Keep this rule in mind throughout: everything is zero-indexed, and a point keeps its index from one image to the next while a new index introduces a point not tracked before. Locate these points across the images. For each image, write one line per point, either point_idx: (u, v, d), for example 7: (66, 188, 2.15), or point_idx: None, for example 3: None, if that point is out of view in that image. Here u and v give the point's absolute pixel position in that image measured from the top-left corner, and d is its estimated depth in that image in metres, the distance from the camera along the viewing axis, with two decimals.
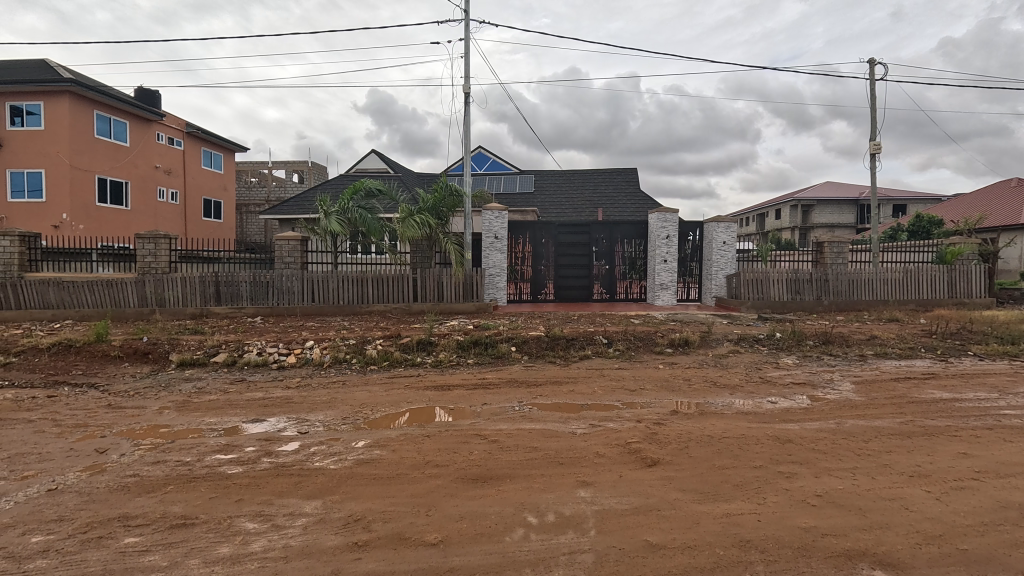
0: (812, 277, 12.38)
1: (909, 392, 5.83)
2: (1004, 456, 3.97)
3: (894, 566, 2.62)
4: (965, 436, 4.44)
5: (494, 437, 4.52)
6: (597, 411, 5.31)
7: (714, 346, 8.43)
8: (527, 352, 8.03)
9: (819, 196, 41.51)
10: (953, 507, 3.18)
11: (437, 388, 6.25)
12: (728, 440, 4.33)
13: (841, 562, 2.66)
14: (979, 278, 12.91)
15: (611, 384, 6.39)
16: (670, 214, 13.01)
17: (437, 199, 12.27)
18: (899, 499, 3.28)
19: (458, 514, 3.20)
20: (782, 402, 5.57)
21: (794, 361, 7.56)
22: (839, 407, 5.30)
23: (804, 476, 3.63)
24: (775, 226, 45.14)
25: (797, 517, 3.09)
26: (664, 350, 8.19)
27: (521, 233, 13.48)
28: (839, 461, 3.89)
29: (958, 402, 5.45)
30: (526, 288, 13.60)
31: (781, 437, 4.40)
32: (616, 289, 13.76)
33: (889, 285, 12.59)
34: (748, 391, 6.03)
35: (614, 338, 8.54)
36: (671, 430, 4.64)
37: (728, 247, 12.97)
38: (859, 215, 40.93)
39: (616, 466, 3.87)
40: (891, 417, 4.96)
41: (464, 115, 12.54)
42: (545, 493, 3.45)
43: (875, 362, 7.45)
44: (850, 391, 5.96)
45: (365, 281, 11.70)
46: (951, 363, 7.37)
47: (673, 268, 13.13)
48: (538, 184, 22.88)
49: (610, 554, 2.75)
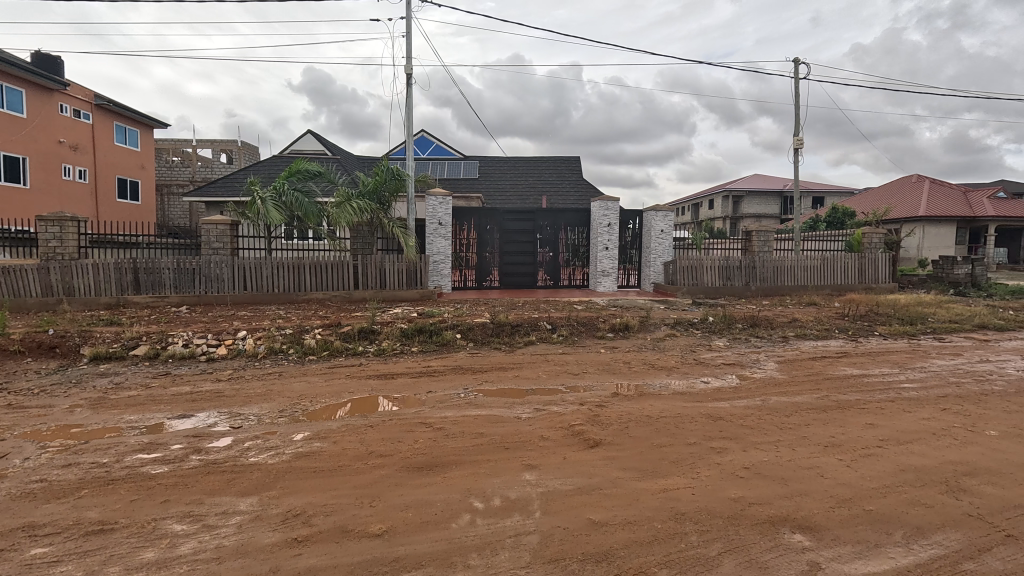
0: (741, 264, 13.13)
1: (825, 369, 6.37)
2: (903, 425, 4.41)
3: (811, 529, 2.85)
4: (870, 408, 4.89)
5: (440, 424, 4.49)
6: (541, 395, 5.41)
7: (652, 330, 8.79)
8: (472, 339, 8.00)
9: (748, 188, 43.94)
10: (861, 472, 3.50)
11: (380, 377, 6.13)
12: (665, 420, 4.54)
13: (766, 529, 2.86)
14: (884, 265, 14.17)
15: (555, 368, 6.53)
16: (612, 203, 13.31)
17: (378, 183, 11.98)
18: (816, 468, 3.57)
19: (405, 503, 3.16)
20: (713, 381, 5.92)
21: (725, 343, 8.03)
22: (764, 385, 5.71)
23: (734, 451, 3.87)
24: (709, 216, 47.47)
25: (728, 488, 3.29)
26: (606, 334, 8.44)
27: (465, 219, 13.39)
28: (764, 435, 4.17)
29: (865, 377, 6.00)
30: (471, 274, 13.56)
31: (713, 415, 4.67)
32: (560, 275, 13.98)
33: (808, 271, 13.57)
34: (682, 371, 6.37)
35: (558, 323, 8.69)
36: (613, 412, 4.80)
37: (666, 235, 13.50)
38: (782, 206, 43.79)
39: (560, 449, 3.96)
40: (809, 393, 5.39)
41: (407, 97, 12.19)
42: (491, 478, 3.47)
43: (795, 343, 8.06)
44: (774, 370, 6.43)
45: (302, 268, 11.21)
46: (859, 342, 8.09)
47: (614, 255, 13.49)
48: (482, 170, 22.72)
49: (555, 534, 2.81)
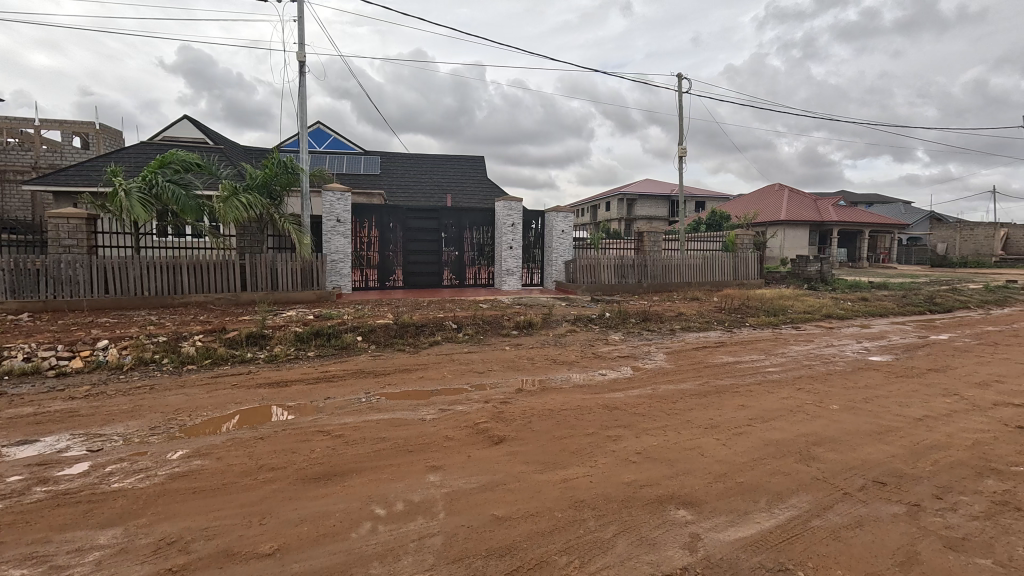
0: (634, 262, 14.05)
1: (706, 358, 7.03)
2: (767, 404, 5.00)
3: (693, 504, 3.13)
4: (742, 390, 5.50)
5: (339, 431, 4.28)
6: (446, 395, 5.37)
7: (554, 326, 9.11)
8: (374, 341, 7.73)
9: (641, 192, 47.12)
10: (734, 448, 3.91)
11: (272, 385, 5.70)
12: (565, 412, 4.73)
13: (655, 507, 3.09)
14: (753, 263, 15.96)
15: (460, 368, 6.52)
16: (515, 203, 13.58)
17: (268, 176, 11.14)
18: (697, 448, 3.93)
19: (299, 517, 2.97)
20: (610, 373, 6.29)
21: (620, 337, 8.55)
22: (654, 374, 6.17)
23: (627, 437, 4.14)
24: (606, 217, 50.17)
25: (621, 473, 3.51)
26: (510, 332, 8.59)
27: (366, 216, 12.91)
28: (654, 421, 4.51)
29: (738, 363, 6.73)
30: (373, 274, 13.10)
31: (609, 405, 4.95)
32: (465, 274, 13.99)
33: (691, 269, 14.88)
34: (582, 365, 6.67)
35: (463, 323, 8.69)
36: (517, 408, 4.91)
37: (566, 235, 14.12)
38: (670, 210, 47.55)
39: (465, 447, 3.97)
40: (692, 380, 5.92)
41: (300, 86, 11.46)
42: (393, 483, 3.39)
43: (681, 335, 8.81)
44: (663, 360, 6.97)
45: (179, 268, 10.09)
46: (733, 333, 9.04)
47: (518, 255, 13.77)
48: (384, 166, 22.03)
49: (459, 533, 2.81)
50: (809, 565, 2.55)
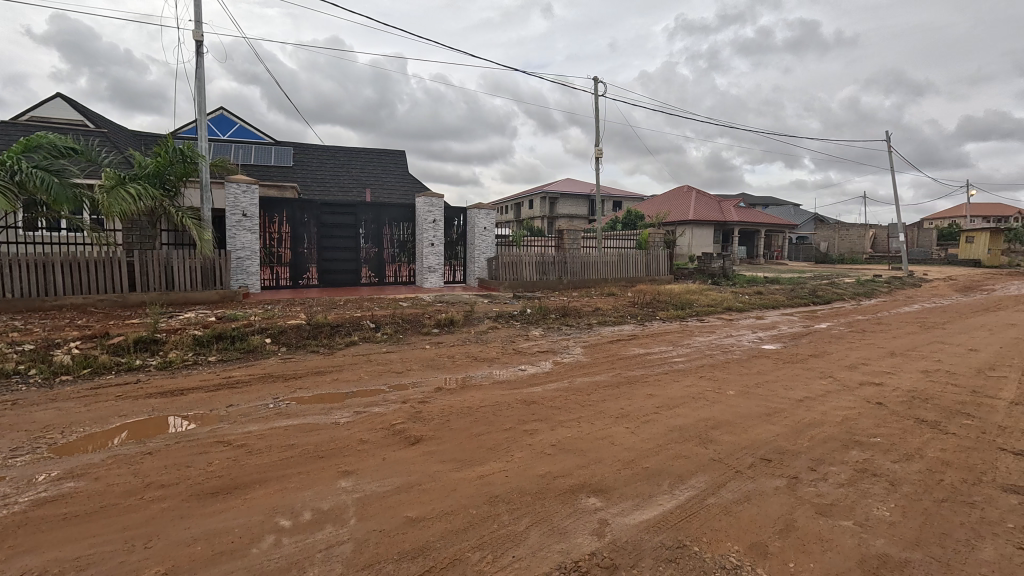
0: (554, 260, 14.40)
1: (619, 351, 7.37)
2: (673, 392, 5.34)
3: (602, 491, 3.27)
4: (651, 380, 5.82)
5: (241, 441, 4.00)
6: (362, 397, 5.20)
7: (476, 323, 9.12)
8: (284, 343, 7.30)
9: (562, 190, 48.39)
10: (641, 435, 4.14)
11: (165, 394, 5.20)
12: (483, 409, 4.75)
13: (566, 497, 3.19)
14: (663, 260, 16.96)
15: (378, 368, 6.33)
16: (436, 199, 13.40)
17: (161, 164, 10.12)
18: (608, 437, 4.11)
19: (192, 536, 2.74)
20: (529, 368, 6.40)
21: (540, 332, 8.74)
22: (571, 368, 6.37)
23: (543, 431, 4.24)
24: (529, 215, 50.99)
25: (536, 466, 3.59)
26: (431, 330, 8.48)
27: (276, 210, 12.16)
28: (569, 414, 4.65)
29: (648, 355, 7.13)
30: (284, 272, 12.37)
31: (527, 400, 5.05)
32: (385, 272, 13.62)
33: (608, 266, 15.54)
34: (502, 361, 6.74)
35: (382, 322, 8.45)
36: (435, 407, 4.86)
37: (488, 232, 14.15)
38: (590, 208, 49.27)
39: (379, 450, 3.86)
40: (606, 372, 6.18)
41: (198, 68, 10.54)
42: (300, 492, 3.22)
43: (598, 329, 9.17)
44: (580, 354, 7.21)
45: (51, 266, 8.90)
46: (645, 326, 9.56)
47: (439, 252, 13.61)
48: (296, 158, 20.85)
49: (370, 538, 2.74)
50: (704, 540, 2.76)
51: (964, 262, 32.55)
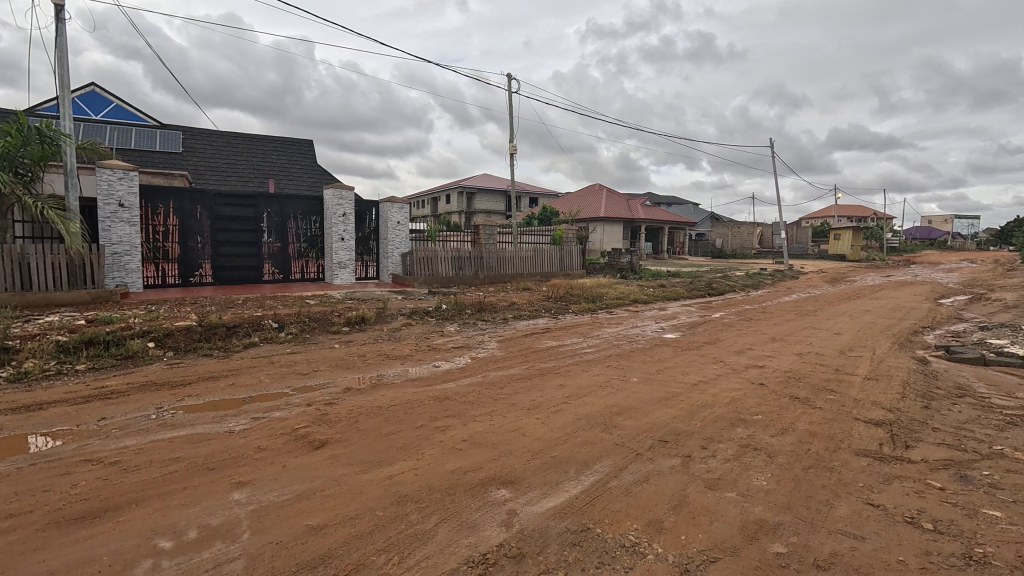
0: (470, 255, 14.37)
1: (533, 344, 7.52)
2: (582, 382, 5.55)
3: (512, 482, 3.31)
4: (562, 371, 6.00)
5: (116, 458, 3.58)
6: (261, 402, 4.85)
7: (389, 321, 8.87)
8: (171, 348, 6.62)
9: (479, 186, 48.42)
10: (551, 425, 4.25)
11: (19, 411, 4.50)
12: (394, 408, 4.63)
13: (476, 491, 3.19)
14: (576, 255, 17.55)
15: (280, 370, 5.94)
16: (346, 192, 12.83)
17: (12, 145, 8.72)
18: (520, 429, 4.17)
19: (48, 571, 2.41)
20: (443, 364, 6.35)
21: (455, 328, 8.69)
22: (485, 362, 6.40)
23: (455, 426, 4.21)
24: (446, 210, 50.48)
25: (447, 462, 3.56)
26: (341, 328, 8.12)
27: (161, 201, 10.99)
28: (482, 408, 4.67)
29: (560, 347, 7.35)
30: (172, 269, 11.22)
31: (440, 396, 4.99)
32: (290, 268, 12.81)
33: (523, 261, 15.79)
34: (416, 358, 6.61)
35: (286, 321, 7.95)
36: (343, 408, 4.65)
37: (402, 227, 13.80)
38: (507, 204, 49.78)
39: (279, 457, 3.63)
40: (519, 365, 6.28)
41: (59, 36, 9.21)
42: (186, 508, 2.95)
43: (513, 323, 9.30)
44: (494, 348, 7.26)
45: None
46: (558, 319, 9.85)
47: (350, 247, 13.05)
48: (186, 143, 18.95)
49: (266, 551, 2.56)
50: (606, 522, 2.89)
51: (832, 257, 37.04)
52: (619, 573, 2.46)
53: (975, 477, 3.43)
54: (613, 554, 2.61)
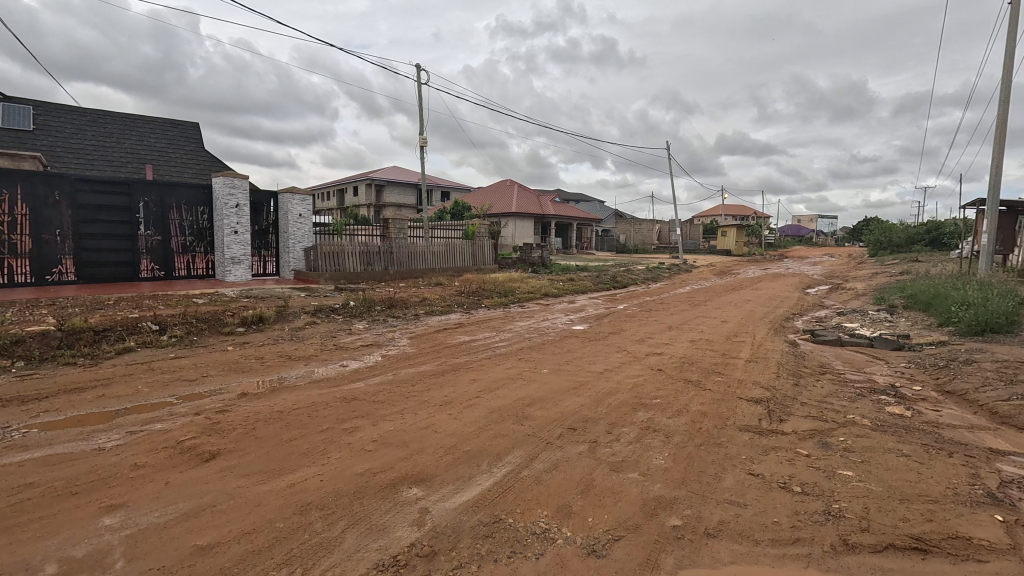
0: (380, 250, 13.88)
1: (445, 339, 7.45)
2: (495, 376, 5.59)
3: (424, 480, 3.25)
4: (474, 366, 6.01)
5: None
6: (139, 414, 4.33)
7: (291, 320, 8.33)
8: (21, 357, 5.68)
9: (389, 178, 46.96)
10: (464, 420, 4.23)
11: None
12: (297, 411, 4.36)
13: (387, 492, 3.10)
14: (488, 250, 17.64)
15: (162, 378, 5.34)
16: (239, 181, 11.81)
17: None
18: (432, 426, 4.11)
19: None
20: (351, 363, 6.08)
21: (364, 326, 8.36)
22: (396, 360, 6.23)
23: (364, 427, 4.05)
24: (353, 202, 48.36)
25: (355, 464, 3.42)
26: (235, 329, 7.48)
27: (5, 186, 9.38)
28: (392, 407, 4.54)
29: (473, 341, 7.35)
30: (22, 266, 9.65)
31: (347, 397, 4.77)
32: (174, 264, 11.56)
33: (435, 256, 15.58)
34: (321, 358, 6.27)
35: (170, 323, 7.16)
36: (238, 415, 4.29)
37: (305, 220, 13.00)
38: (417, 198, 48.80)
39: (162, 473, 3.27)
40: (431, 361, 6.19)
41: None
42: (42, 541, 2.55)
43: (425, 319, 9.15)
44: (406, 345, 7.10)
45: None
46: (471, 314, 9.85)
47: (245, 241, 12.05)
48: (37, 119, 16.32)
49: None
50: (517, 511, 2.94)
51: (720, 252, 40.70)
52: (530, 560, 2.51)
53: (833, 442, 3.94)
54: (525, 542, 2.66)
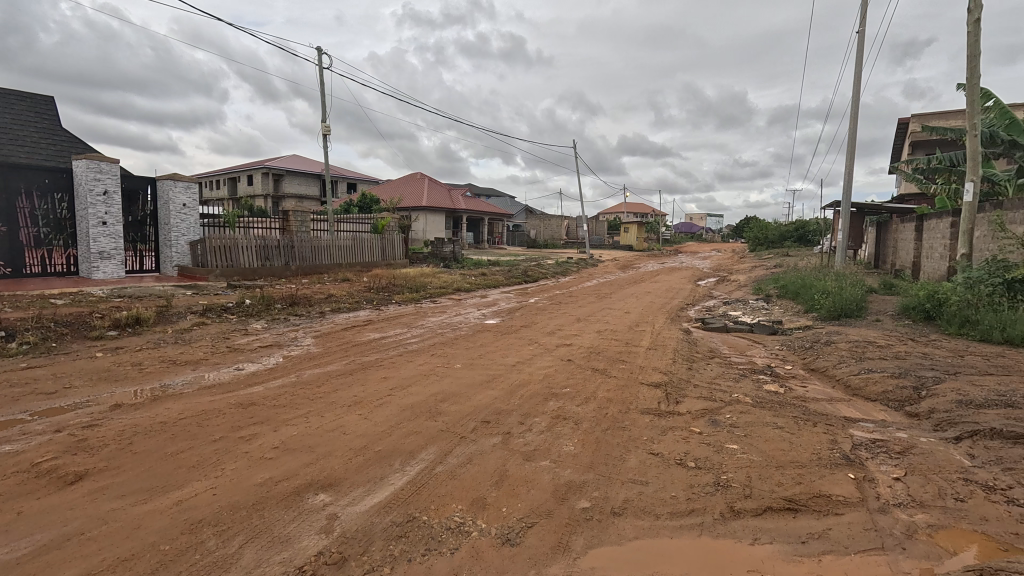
0: (279, 244, 12.95)
1: (353, 337, 7.14)
2: (406, 373, 5.46)
3: (332, 485, 3.10)
4: (385, 364, 5.82)
5: None
6: None
7: (175, 321, 7.51)
8: None
9: (288, 167, 43.97)
10: (374, 420, 4.09)
11: None
12: (185, 421, 3.95)
13: (290, 501, 2.91)
14: (398, 245, 17.16)
15: (11, 392, 4.57)
16: (107, 165, 10.41)
17: None
18: (340, 428, 3.93)
19: None
20: (248, 366, 5.63)
21: (262, 325, 7.76)
22: (300, 361, 5.86)
23: (263, 434, 3.77)
24: (247, 192, 44.66)
25: (254, 474, 3.17)
26: (105, 333, 6.59)
27: None
28: (296, 410, 4.27)
29: (383, 339, 7.12)
30: None
31: (244, 403, 4.41)
32: (23, 260, 9.93)
33: (341, 251, 14.86)
34: (212, 362, 5.72)
35: (19, 328, 6.14)
36: (111, 429, 3.79)
37: (190, 210, 11.78)
38: (321, 189, 46.23)
39: (13, 502, 2.81)
40: (338, 360, 5.91)
41: None
42: None
43: (331, 317, 8.69)
44: (310, 345, 6.70)
45: None
46: (381, 310, 9.53)
47: (116, 233, 10.66)
48: None
49: None
50: (431, 508, 2.90)
51: (623, 247, 43.08)
52: (445, 555, 2.49)
53: (721, 420, 4.34)
54: (440, 538, 2.63)
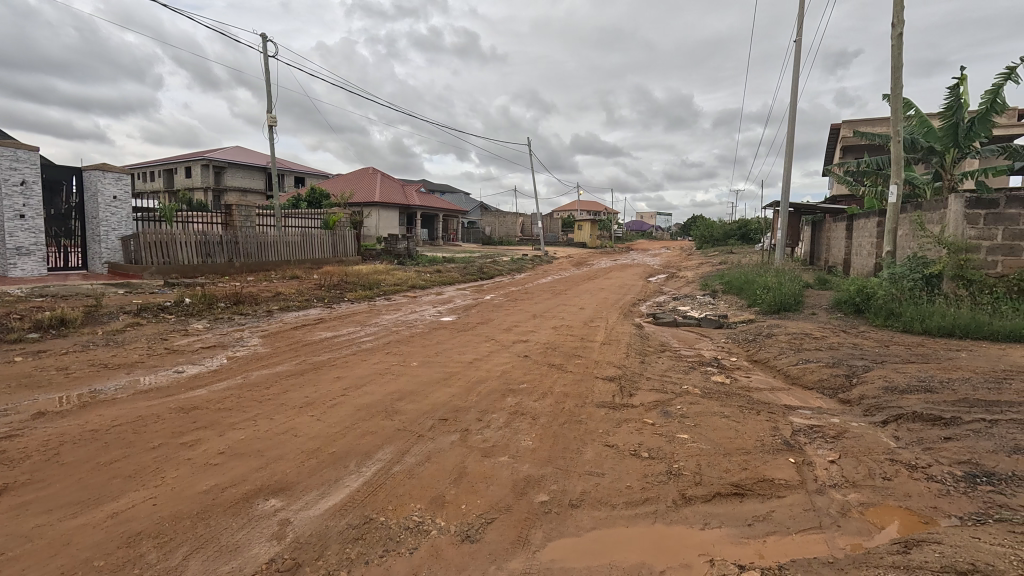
0: (221, 240, 12.32)
1: (303, 336, 6.90)
2: (361, 372, 5.33)
3: (283, 490, 2.98)
4: (337, 363, 5.66)
5: None
6: None
7: (105, 321, 7.00)
8: None
9: (230, 159, 41.87)
10: (327, 422, 3.97)
11: None
12: (119, 428, 3.69)
13: (239, 508, 2.78)
14: (350, 241, 16.71)
15: None
16: (25, 154, 9.57)
17: None
18: (291, 430, 3.78)
19: None
20: (190, 368, 5.33)
21: (204, 325, 7.36)
22: (246, 362, 5.61)
23: (208, 439, 3.58)
24: (185, 185, 42.19)
25: (198, 482, 3.01)
26: (24, 336, 6.05)
27: None
28: (243, 413, 4.08)
29: (335, 337, 6.92)
30: None
31: (185, 407, 4.17)
32: None
33: (289, 247, 14.31)
34: (149, 365, 5.38)
35: None
36: (35, 440, 3.49)
37: (121, 203, 11.01)
38: (266, 183, 44.33)
39: None
40: (288, 360, 5.70)
41: None
42: None
43: (279, 315, 8.36)
44: (257, 345, 6.42)
45: None
46: (332, 308, 9.25)
47: (36, 227, 9.82)
48: None
49: None
50: (388, 508, 2.84)
51: (577, 244, 43.80)
52: (403, 556, 2.46)
53: (672, 411, 4.49)
54: (398, 538, 2.59)
